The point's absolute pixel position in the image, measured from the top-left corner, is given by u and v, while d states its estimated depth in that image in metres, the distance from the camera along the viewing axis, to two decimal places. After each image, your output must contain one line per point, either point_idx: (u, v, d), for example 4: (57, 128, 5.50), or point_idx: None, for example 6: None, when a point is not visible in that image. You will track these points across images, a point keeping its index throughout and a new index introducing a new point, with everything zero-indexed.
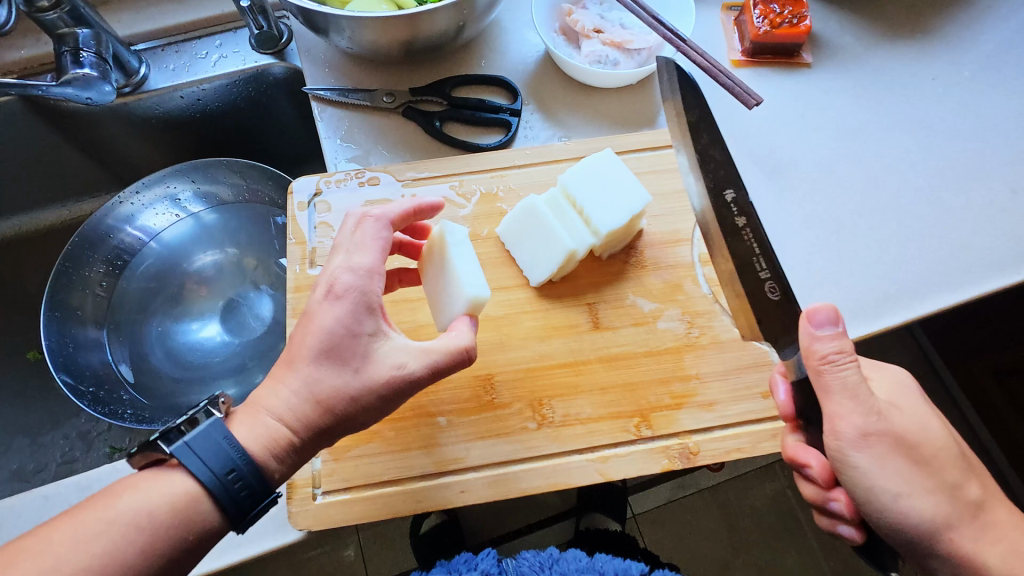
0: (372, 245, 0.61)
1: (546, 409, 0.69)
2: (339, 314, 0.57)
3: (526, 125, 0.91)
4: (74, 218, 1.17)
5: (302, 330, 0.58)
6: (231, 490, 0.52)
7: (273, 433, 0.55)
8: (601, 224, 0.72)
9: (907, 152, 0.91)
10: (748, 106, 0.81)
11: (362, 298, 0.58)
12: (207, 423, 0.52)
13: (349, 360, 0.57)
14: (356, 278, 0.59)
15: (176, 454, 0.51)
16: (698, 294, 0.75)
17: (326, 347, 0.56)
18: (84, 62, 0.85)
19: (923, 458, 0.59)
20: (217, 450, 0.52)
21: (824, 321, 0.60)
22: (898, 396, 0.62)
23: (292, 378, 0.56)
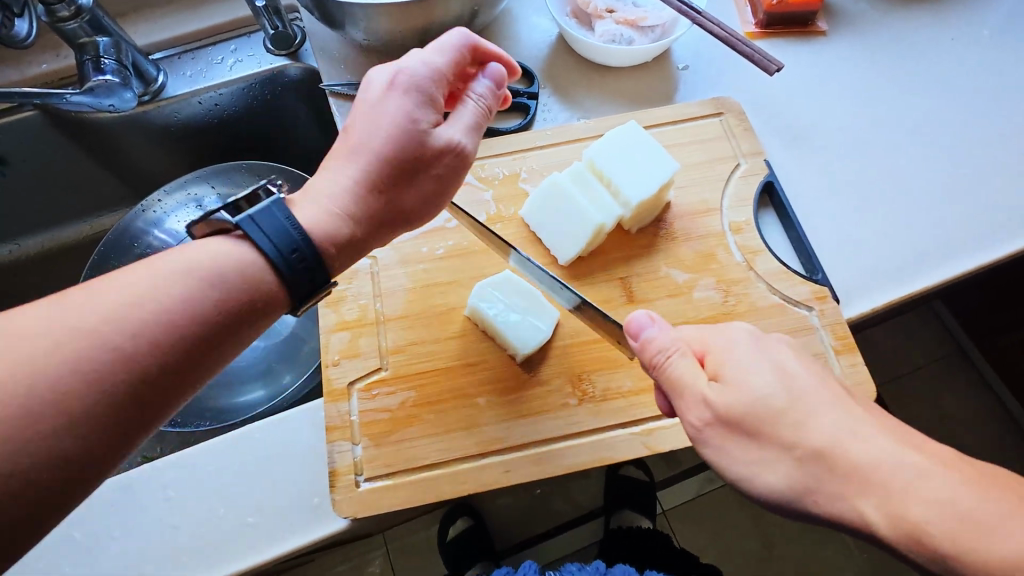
0: (447, 48, 0.62)
1: (586, 384, 0.68)
2: (412, 113, 0.59)
3: (543, 108, 0.91)
4: (95, 232, 1.18)
5: (364, 125, 0.59)
6: (290, 263, 0.52)
7: (334, 225, 0.55)
8: (630, 195, 0.71)
9: (935, 113, 0.89)
10: (768, 73, 0.80)
11: (427, 94, 0.60)
12: (268, 202, 0.53)
13: (422, 166, 0.59)
14: (421, 70, 0.60)
15: (241, 226, 0.52)
16: (731, 263, 0.74)
17: (412, 84, 0.60)
18: (106, 69, 0.87)
19: (753, 426, 0.49)
20: (278, 227, 0.52)
21: (644, 324, 0.57)
22: (732, 361, 0.53)
23: (312, 212, 0.55)
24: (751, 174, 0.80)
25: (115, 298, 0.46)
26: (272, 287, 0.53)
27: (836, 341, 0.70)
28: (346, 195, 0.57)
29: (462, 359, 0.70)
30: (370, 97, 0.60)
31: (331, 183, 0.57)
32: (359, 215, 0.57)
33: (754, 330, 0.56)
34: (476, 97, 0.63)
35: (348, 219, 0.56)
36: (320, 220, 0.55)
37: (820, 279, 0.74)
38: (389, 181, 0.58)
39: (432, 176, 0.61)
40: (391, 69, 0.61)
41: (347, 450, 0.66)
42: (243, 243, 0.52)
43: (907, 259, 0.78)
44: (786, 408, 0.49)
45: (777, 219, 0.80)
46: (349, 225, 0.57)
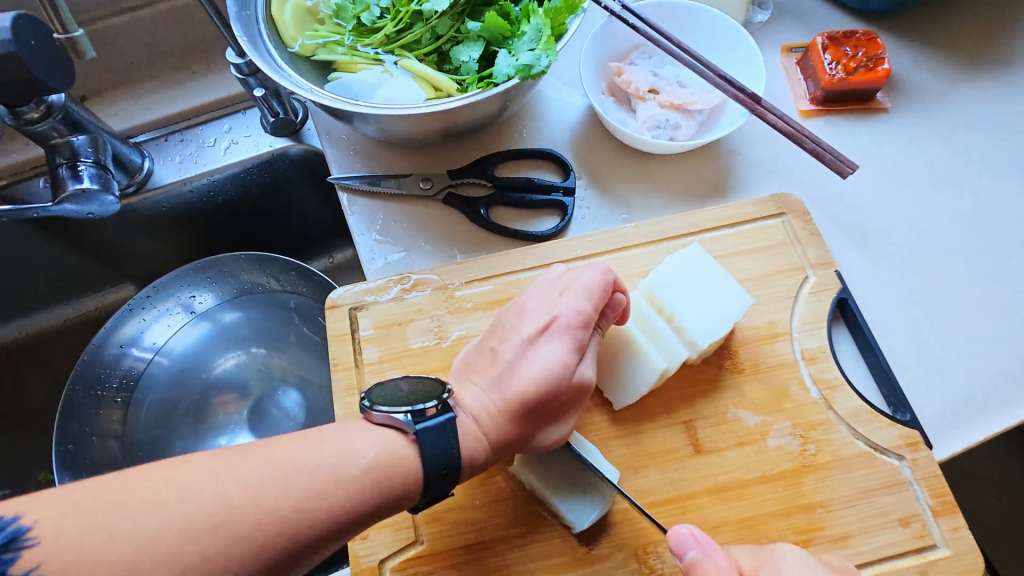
0: (595, 288, 0.58)
1: (653, 558, 0.60)
2: (564, 358, 0.56)
3: (580, 204, 0.81)
4: (79, 316, 1.04)
5: (515, 358, 0.56)
6: (438, 478, 0.50)
7: (472, 445, 0.53)
8: (697, 334, 0.62)
9: (1017, 201, 0.80)
10: (843, 175, 0.71)
11: (580, 338, 0.57)
12: (447, 417, 0.50)
13: (558, 406, 0.56)
14: (576, 316, 0.57)
15: (419, 432, 0.49)
16: (808, 401, 0.66)
17: (573, 323, 0.57)
18: (83, 175, 0.75)
19: None
20: (445, 448, 0.50)
21: (688, 545, 0.50)
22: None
23: (462, 426, 0.53)
24: (821, 289, 0.71)
25: (290, 489, 0.44)
26: (409, 493, 0.49)
27: (933, 499, 0.61)
28: (487, 424, 0.54)
29: (508, 529, 0.61)
30: (525, 327, 0.58)
31: (474, 410, 0.54)
32: (495, 443, 0.54)
33: (804, 554, 0.52)
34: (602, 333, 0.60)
35: (486, 449, 0.53)
36: (466, 438, 0.52)
37: (907, 419, 0.65)
38: (530, 417, 0.55)
39: (565, 411, 0.57)
40: (547, 307, 0.58)
41: None
42: (413, 448, 0.50)
43: (997, 388, 0.69)
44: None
45: (851, 337, 0.72)
46: (482, 451, 0.54)
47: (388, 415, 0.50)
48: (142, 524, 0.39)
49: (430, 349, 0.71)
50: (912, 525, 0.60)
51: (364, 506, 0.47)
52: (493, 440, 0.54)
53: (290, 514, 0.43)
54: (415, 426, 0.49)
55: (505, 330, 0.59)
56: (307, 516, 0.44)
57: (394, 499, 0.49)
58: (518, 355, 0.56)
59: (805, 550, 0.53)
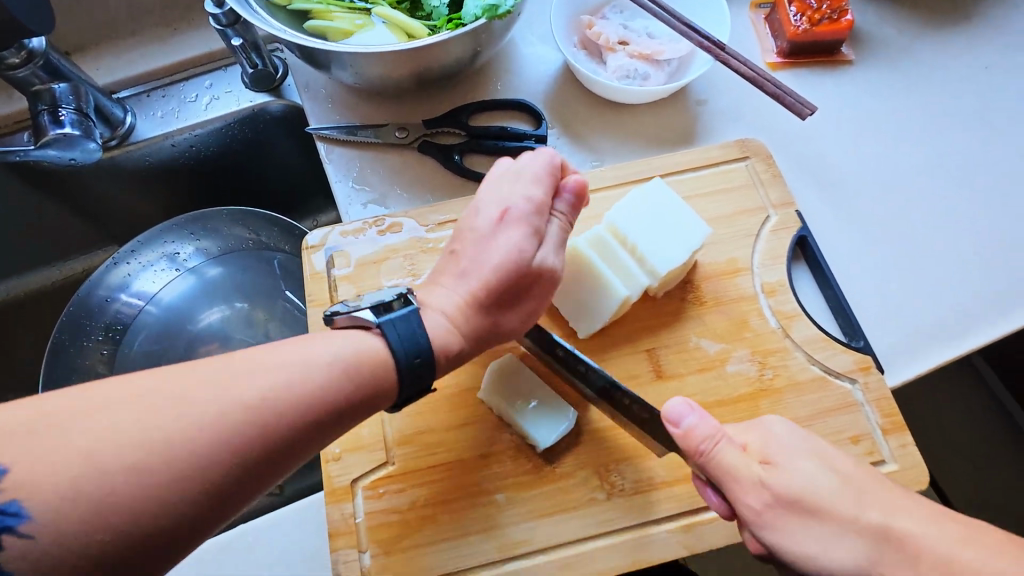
0: (540, 176, 0.61)
1: (615, 475, 0.62)
2: (521, 241, 0.58)
3: (552, 151, 0.83)
4: (65, 278, 1.06)
5: (476, 253, 0.58)
6: (412, 366, 0.51)
7: (444, 335, 0.54)
8: (658, 262, 0.64)
9: (973, 147, 0.82)
10: (802, 118, 0.74)
11: (535, 226, 0.59)
12: (408, 309, 0.52)
13: (524, 289, 0.58)
14: (528, 206, 0.59)
15: (382, 325, 0.51)
16: (767, 330, 0.68)
17: (525, 211, 0.59)
18: (64, 121, 0.77)
19: (814, 506, 0.49)
20: (412, 334, 0.51)
21: (684, 413, 0.54)
22: (769, 446, 0.54)
23: (431, 319, 0.54)
24: (782, 227, 0.74)
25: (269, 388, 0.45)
26: (386, 385, 0.50)
27: (883, 419, 0.64)
28: (457, 312, 0.55)
29: (476, 450, 0.64)
30: (479, 222, 0.60)
31: (442, 306, 0.55)
32: (468, 333, 0.56)
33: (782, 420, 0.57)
34: (560, 215, 0.61)
35: (459, 340, 0.55)
36: (437, 332, 0.54)
37: (861, 346, 0.68)
38: (497, 304, 0.57)
39: (532, 298, 0.59)
40: (500, 200, 0.60)
41: (355, 560, 0.60)
42: (379, 343, 0.51)
43: (948, 320, 0.72)
44: (841, 491, 0.50)
45: (810, 274, 0.74)
46: (456, 343, 0.55)
47: (352, 316, 0.52)
48: (112, 407, 0.40)
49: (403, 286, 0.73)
50: (862, 442, 0.63)
51: (329, 396, 0.47)
52: (466, 330, 0.55)
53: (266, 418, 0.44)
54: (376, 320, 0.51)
55: (462, 231, 0.61)
56: (272, 405, 0.44)
57: (367, 394, 0.49)
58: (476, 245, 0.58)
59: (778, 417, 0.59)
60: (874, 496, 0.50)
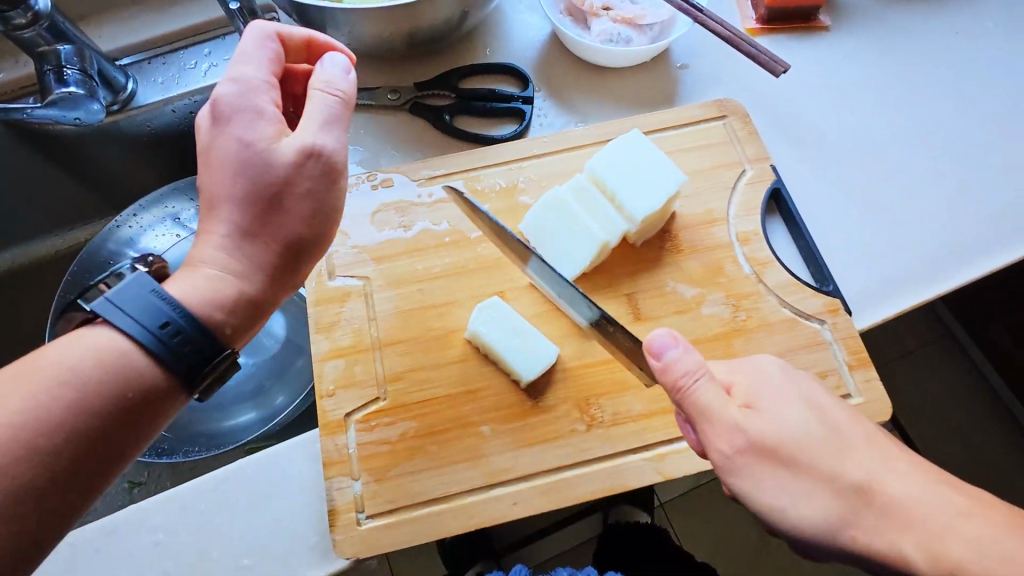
0: (263, 73, 0.56)
1: (594, 409, 0.66)
2: (261, 138, 0.54)
3: (539, 112, 0.87)
4: (68, 247, 1.08)
5: (217, 172, 0.53)
6: (171, 345, 0.49)
7: (213, 284, 0.52)
8: (635, 210, 0.68)
9: (943, 107, 0.86)
10: (775, 74, 0.81)
11: (261, 111, 0.54)
12: (127, 280, 0.49)
13: (277, 202, 0.54)
14: (236, 85, 0.54)
15: (100, 313, 0.48)
16: (740, 276, 0.72)
17: (232, 112, 0.54)
18: (69, 80, 0.80)
19: (786, 456, 0.52)
20: (147, 310, 0.48)
21: (667, 345, 0.55)
22: (750, 393, 0.56)
23: (194, 274, 0.52)
24: (757, 180, 0.77)
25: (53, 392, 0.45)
26: (153, 374, 0.49)
27: (850, 356, 0.68)
28: (229, 256, 0.53)
29: (462, 386, 0.67)
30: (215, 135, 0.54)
31: (205, 257, 0.53)
32: (253, 269, 0.54)
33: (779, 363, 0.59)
34: (323, 87, 0.56)
35: (229, 288, 0.52)
36: (193, 289, 0.51)
37: (830, 290, 0.71)
38: (274, 211, 0.54)
39: (293, 213, 0.55)
40: (211, 93, 0.55)
41: (347, 487, 0.63)
42: (108, 330, 0.48)
43: (915, 267, 0.75)
44: (823, 441, 0.53)
45: (784, 227, 0.78)
46: (234, 293, 0.53)
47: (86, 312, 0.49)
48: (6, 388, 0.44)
49: (396, 238, 0.75)
50: (829, 377, 0.67)
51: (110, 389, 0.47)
52: (223, 270, 0.53)
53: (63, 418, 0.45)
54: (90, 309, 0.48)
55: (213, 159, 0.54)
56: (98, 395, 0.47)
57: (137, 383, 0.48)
58: (223, 166, 0.53)
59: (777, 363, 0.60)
60: (858, 452, 0.53)
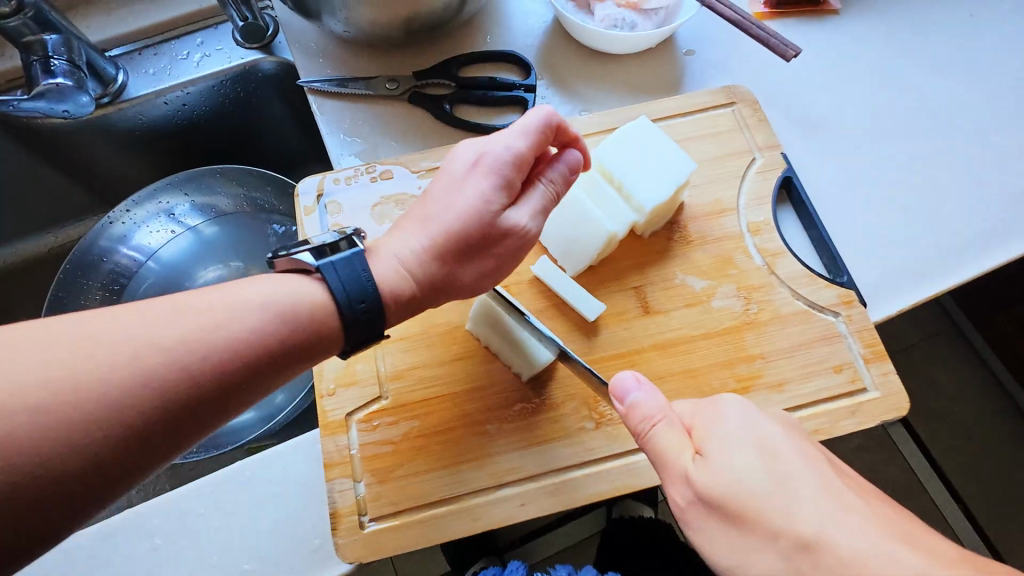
0: (533, 128, 0.58)
1: (603, 406, 0.64)
2: (481, 194, 0.56)
3: (542, 101, 0.84)
4: (62, 245, 1.06)
5: (441, 198, 0.57)
6: (356, 313, 0.49)
7: (397, 280, 0.53)
8: (644, 199, 0.66)
9: (957, 92, 0.83)
10: (786, 58, 0.79)
11: (507, 176, 0.57)
12: (352, 251, 0.51)
13: (484, 248, 0.57)
14: (507, 146, 0.57)
15: (320, 269, 0.49)
16: (751, 267, 0.70)
17: (495, 164, 0.56)
18: (56, 71, 0.78)
19: (734, 512, 0.45)
20: (354, 277, 0.49)
21: (629, 387, 0.55)
22: (712, 434, 0.50)
23: (383, 257, 0.54)
24: (768, 169, 0.75)
25: (230, 321, 0.45)
26: (335, 333, 0.50)
27: (865, 349, 0.66)
28: (419, 268, 0.54)
29: (466, 384, 0.65)
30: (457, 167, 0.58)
31: (401, 256, 0.54)
32: (426, 284, 0.55)
33: (745, 403, 0.53)
34: (550, 182, 0.60)
35: (411, 290, 0.54)
36: (389, 278, 0.53)
37: (844, 282, 0.69)
38: (470, 256, 0.57)
39: (493, 260, 0.58)
40: (482, 140, 0.58)
41: (349, 489, 0.61)
42: (319, 286, 0.50)
43: (929, 257, 0.73)
44: (766, 493, 0.45)
45: (795, 216, 0.76)
46: (411, 296, 0.54)
47: (290, 259, 0.51)
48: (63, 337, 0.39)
49: None
50: (844, 371, 0.65)
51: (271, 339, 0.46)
52: (412, 280, 0.54)
53: (219, 355, 0.43)
54: (314, 263, 0.49)
55: (443, 188, 0.58)
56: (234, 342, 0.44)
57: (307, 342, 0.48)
58: (450, 202, 0.56)
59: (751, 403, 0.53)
60: (808, 495, 0.44)
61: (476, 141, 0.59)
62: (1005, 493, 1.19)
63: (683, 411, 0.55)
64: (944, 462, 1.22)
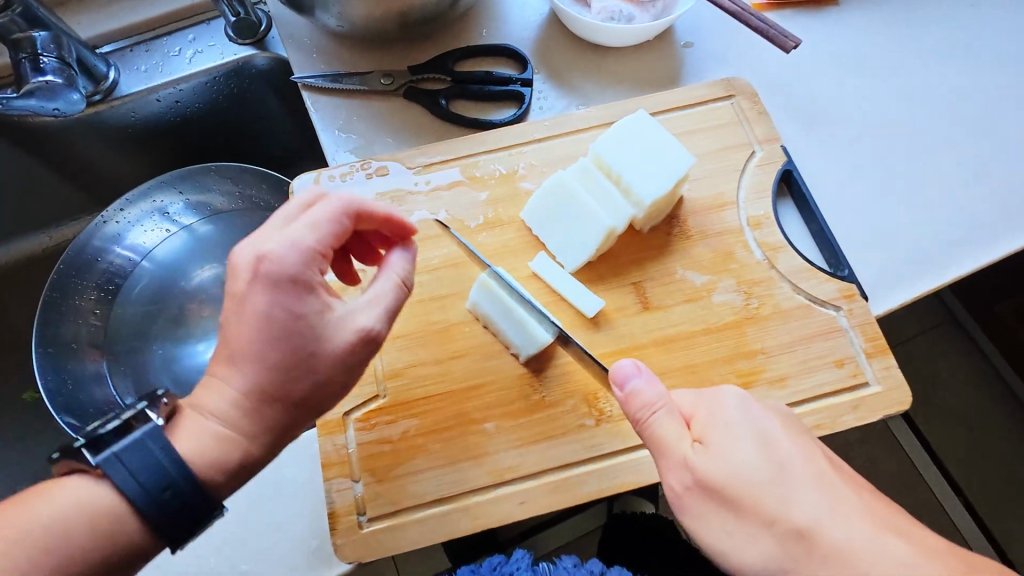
0: (324, 222, 0.51)
1: (603, 403, 0.63)
2: (278, 303, 0.49)
3: (539, 95, 0.83)
4: (56, 244, 1.05)
5: (236, 324, 0.49)
6: (160, 500, 0.45)
7: (217, 439, 0.49)
8: (643, 193, 0.66)
9: (958, 82, 0.82)
10: (785, 49, 0.78)
11: (303, 301, 0.49)
12: (141, 432, 0.46)
13: (307, 370, 0.50)
14: (288, 248, 0.49)
15: (101, 466, 0.44)
16: (752, 261, 0.69)
17: (277, 279, 0.49)
18: (46, 69, 0.77)
19: (733, 501, 0.45)
20: (148, 465, 0.45)
21: (630, 374, 0.53)
22: (715, 422, 0.49)
23: (197, 420, 0.49)
24: (767, 162, 0.74)
25: (70, 517, 0.44)
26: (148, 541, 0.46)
27: (867, 343, 0.65)
28: (237, 420, 0.49)
29: (465, 382, 0.64)
30: (235, 283, 0.50)
31: (217, 415, 0.49)
32: (257, 436, 0.50)
33: (747, 393, 0.51)
34: (400, 276, 0.54)
35: (232, 455, 0.49)
36: (200, 448, 0.48)
37: (845, 275, 0.69)
38: (306, 411, 0.51)
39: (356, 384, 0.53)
40: (255, 246, 0.50)
41: (348, 489, 0.61)
42: (106, 486, 0.45)
43: (930, 249, 0.73)
44: (769, 486, 0.45)
45: (796, 209, 0.75)
46: (238, 463, 0.49)
47: (72, 458, 0.46)
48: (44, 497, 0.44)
49: None
50: (847, 365, 0.64)
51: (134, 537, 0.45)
52: (228, 451, 0.49)
53: (87, 541, 0.44)
54: (90, 461, 0.44)
55: (234, 295, 0.50)
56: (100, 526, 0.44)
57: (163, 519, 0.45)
58: (240, 309, 0.49)
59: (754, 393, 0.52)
60: (808, 493, 0.44)
61: (260, 237, 0.51)
62: (1004, 484, 1.19)
63: (683, 399, 0.53)
64: (943, 455, 1.22)
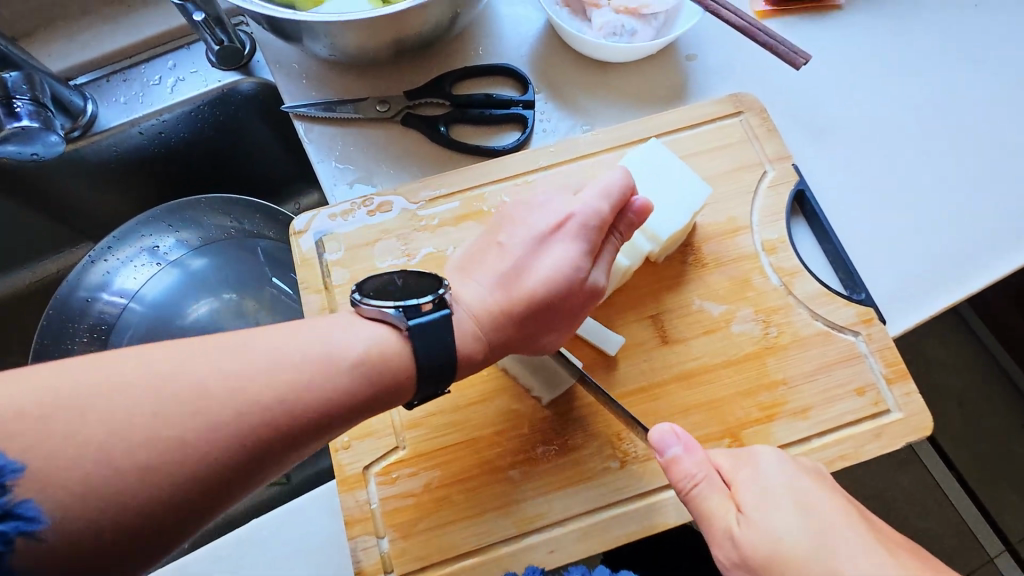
0: (615, 191, 0.59)
1: (627, 444, 0.62)
2: (571, 259, 0.56)
3: (542, 118, 0.80)
4: (41, 279, 1.00)
5: (522, 248, 0.58)
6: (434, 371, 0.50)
7: (464, 326, 0.54)
8: (658, 229, 0.64)
9: (966, 90, 0.81)
10: (796, 66, 0.76)
11: (591, 239, 0.58)
12: (442, 313, 0.50)
13: (557, 311, 0.57)
14: (593, 205, 0.58)
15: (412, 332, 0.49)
16: (769, 288, 0.68)
17: (596, 229, 0.58)
18: (20, 113, 0.72)
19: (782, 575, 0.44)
20: (442, 344, 0.49)
21: (669, 442, 0.52)
22: (755, 495, 0.49)
23: (457, 306, 0.55)
24: (780, 183, 0.73)
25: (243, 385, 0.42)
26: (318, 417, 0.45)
27: (887, 369, 0.65)
28: (485, 336, 0.54)
29: (486, 429, 0.63)
30: (540, 223, 0.59)
31: (474, 308, 0.55)
32: (491, 343, 0.55)
33: (784, 459, 0.51)
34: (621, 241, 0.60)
35: (477, 345, 0.54)
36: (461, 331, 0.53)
37: (862, 299, 0.68)
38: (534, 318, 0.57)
39: (566, 317, 0.58)
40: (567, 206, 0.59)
41: (373, 546, 0.60)
42: (406, 345, 0.50)
43: (944, 265, 0.72)
44: (812, 554, 0.44)
45: (809, 229, 0.74)
46: (478, 350, 0.54)
47: (379, 310, 0.49)
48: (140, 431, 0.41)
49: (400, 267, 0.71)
50: (867, 393, 0.64)
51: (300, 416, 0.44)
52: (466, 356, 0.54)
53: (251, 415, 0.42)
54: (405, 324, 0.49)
55: (516, 226, 0.60)
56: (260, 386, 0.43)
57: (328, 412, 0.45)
58: (521, 239, 0.58)
59: (786, 454, 0.52)
60: (850, 557, 0.44)
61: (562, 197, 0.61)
62: (997, 461, 1.21)
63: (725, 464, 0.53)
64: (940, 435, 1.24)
